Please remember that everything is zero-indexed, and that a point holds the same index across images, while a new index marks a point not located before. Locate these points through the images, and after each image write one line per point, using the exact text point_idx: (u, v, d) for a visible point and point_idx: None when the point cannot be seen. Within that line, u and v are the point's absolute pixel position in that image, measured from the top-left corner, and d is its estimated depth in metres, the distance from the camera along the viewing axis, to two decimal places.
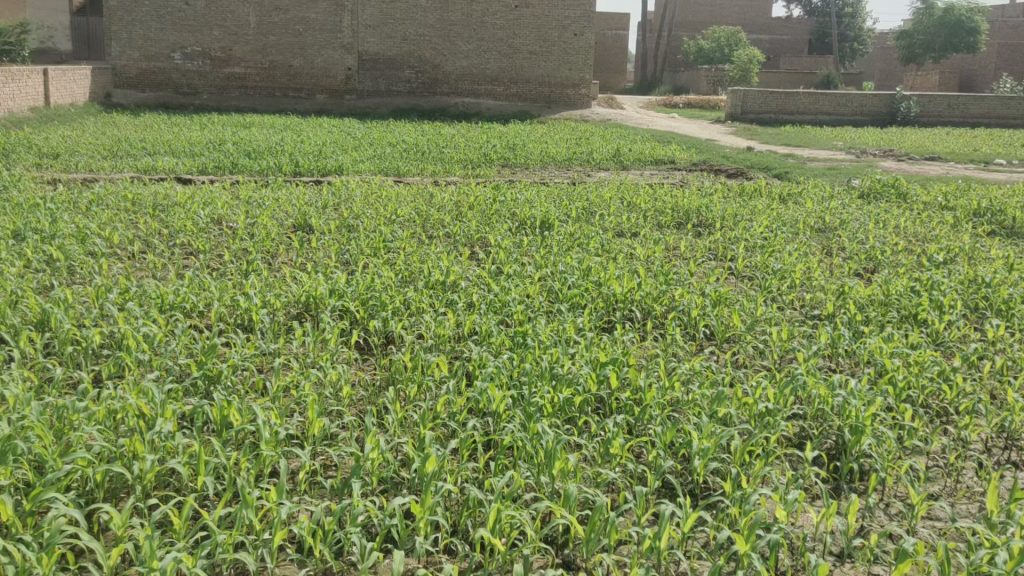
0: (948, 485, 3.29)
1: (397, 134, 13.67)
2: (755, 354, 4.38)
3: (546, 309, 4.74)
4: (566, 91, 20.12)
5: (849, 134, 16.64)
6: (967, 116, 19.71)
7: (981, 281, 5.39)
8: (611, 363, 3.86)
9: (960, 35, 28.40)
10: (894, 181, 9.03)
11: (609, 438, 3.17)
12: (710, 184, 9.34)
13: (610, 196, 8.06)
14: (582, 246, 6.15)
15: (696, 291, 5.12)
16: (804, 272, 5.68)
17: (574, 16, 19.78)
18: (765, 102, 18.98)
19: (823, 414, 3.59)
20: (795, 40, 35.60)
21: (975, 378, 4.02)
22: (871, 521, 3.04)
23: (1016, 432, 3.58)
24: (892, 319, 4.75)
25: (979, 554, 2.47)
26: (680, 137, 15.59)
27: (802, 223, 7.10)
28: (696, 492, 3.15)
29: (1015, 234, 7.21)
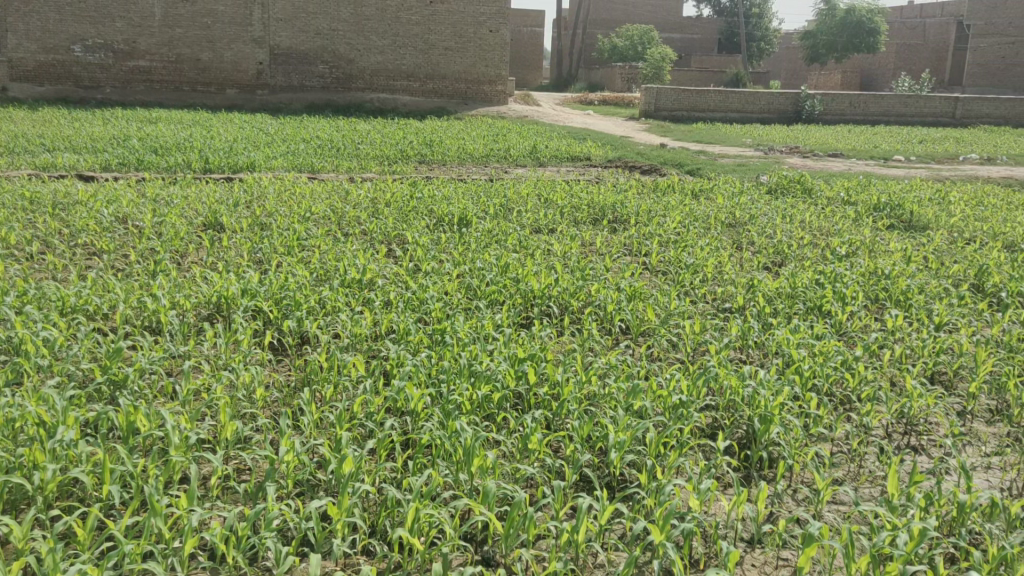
0: (852, 470, 3.42)
1: (311, 130, 13.44)
2: (669, 347, 4.46)
3: (464, 306, 4.73)
4: (482, 87, 20.15)
5: (759, 131, 17.12)
6: (868, 114, 20.49)
7: (881, 273, 5.61)
8: (529, 359, 3.88)
9: (861, 36, 29.48)
10: (800, 177, 9.33)
11: (527, 433, 3.17)
12: (625, 180, 9.48)
13: (527, 192, 8.11)
14: (500, 243, 6.16)
15: (611, 286, 5.18)
16: (715, 266, 5.82)
17: (489, 13, 19.83)
18: (678, 100, 19.34)
19: (734, 405, 3.68)
20: (707, 39, 36.36)
21: (877, 366, 4.18)
22: (781, 508, 3.12)
23: (915, 418, 3.74)
24: (799, 312, 4.90)
25: (882, 536, 2.56)
26: (596, 134, 15.74)
27: (713, 218, 7.27)
28: (614, 484, 3.18)
29: (912, 227, 7.54)
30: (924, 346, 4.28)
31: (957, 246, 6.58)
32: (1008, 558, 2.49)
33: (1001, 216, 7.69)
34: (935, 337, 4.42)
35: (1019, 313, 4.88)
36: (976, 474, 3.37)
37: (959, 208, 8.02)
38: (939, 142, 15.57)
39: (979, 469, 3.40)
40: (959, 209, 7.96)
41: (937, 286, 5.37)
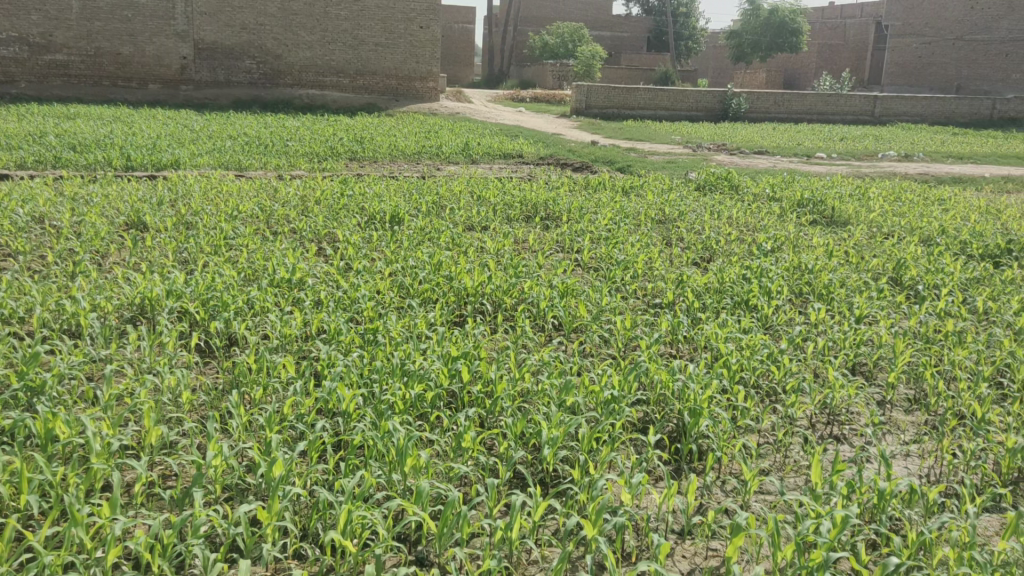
0: (777, 460, 3.51)
1: (237, 127, 13.17)
2: (601, 343, 4.51)
3: (397, 304, 4.70)
4: (413, 83, 20.04)
5: (687, 128, 17.42)
6: (791, 112, 21.02)
7: (804, 268, 5.77)
8: (462, 358, 3.87)
9: (784, 36, 30.19)
10: (727, 174, 9.51)
11: (460, 431, 3.17)
12: (556, 178, 9.54)
13: (461, 189, 8.09)
14: (433, 240, 6.14)
15: (544, 283, 5.21)
16: (645, 263, 5.89)
17: (420, 9, 19.73)
18: (608, 97, 19.51)
19: (665, 399, 3.75)
20: (637, 37, 36.80)
21: (800, 358, 4.30)
22: (710, 499, 3.19)
23: (837, 408, 3.86)
24: (728, 306, 5.00)
25: (807, 524, 2.63)
26: (528, 131, 15.78)
27: (643, 215, 7.36)
28: (546, 481, 3.21)
29: (833, 222, 7.76)
30: (846, 338, 4.41)
31: (876, 241, 6.80)
32: (926, 543, 2.59)
33: (916, 211, 7.99)
34: (855, 329, 4.56)
35: (934, 305, 5.07)
36: (895, 462, 3.49)
37: (878, 204, 8.29)
38: (858, 140, 16.08)
39: (898, 456, 3.53)
40: (877, 205, 8.23)
41: (858, 280, 5.54)
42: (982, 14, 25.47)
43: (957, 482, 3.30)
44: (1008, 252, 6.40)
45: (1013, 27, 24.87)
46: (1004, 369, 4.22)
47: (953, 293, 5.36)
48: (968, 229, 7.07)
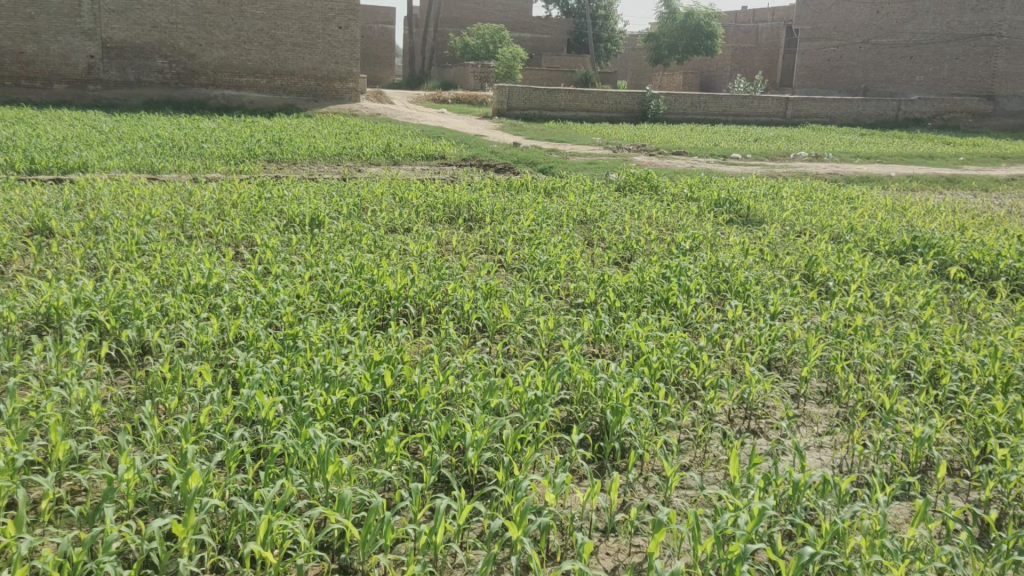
0: (697, 455, 3.59)
1: (148, 128, 12.77)
2: (524, 343, 4.53)
3: (317, 309, 4.63)
4: (333, 84, 19.77)
5: (607, 130, 17.63)
6: (708, 113, 21.47)
7: (722, 266, 5.90)
8: (385, 361, 3.83)
9: (699, 39, 30.85)
10: (647, 174, 9.66)
11: (383, 436, 3.14)
12: (479, 179, 9.53)
13: (382, 191, 8.02)
14: (355, 243, 6.06)
15: (467, 285, 5.19)
16: (568, 263, 5.94)
17: (338, 9, 19.50)
18: (529, 99, 19.62)
19: (588, 398, 3.79)
20: (557, 39, 37.11)
21: (719, 355, 4.40)
22: (633, 497, 3.24)
23: (754, 403, 3.96)
24: (648, 305, 5.08)
25: (725, 518, 2.69)
26: (449, 132, 15.73)
27: (565, 216, 7.42)
28: (471, 483, 3.21)
29: (749, 222, 7.96)
30: (761, 335, 4.53)
31: (790, 239, 6.99)
32: (839, 532, 2.67)
33: (827, 210, 8.25)
34: (770, 324, 4.69)
35: (845, 300, 5.25)
36: (809, 453, 3.60)
37: (791, 203, 8.53)
38: (771, 141, 16.51)
39: (812, 448, 3.65)
40: (790, 204, 8.47)
41: (773, 278, 5.69)
42: (887, 19, 26.20)
43: (867, 472, 3.42)
44: (913, 248, 6.64)
45: (916, 29, 25.23)
46: (910, 361, 4.38)
47: (863, 289, 5.55)
48: (876, 226, 7.33)
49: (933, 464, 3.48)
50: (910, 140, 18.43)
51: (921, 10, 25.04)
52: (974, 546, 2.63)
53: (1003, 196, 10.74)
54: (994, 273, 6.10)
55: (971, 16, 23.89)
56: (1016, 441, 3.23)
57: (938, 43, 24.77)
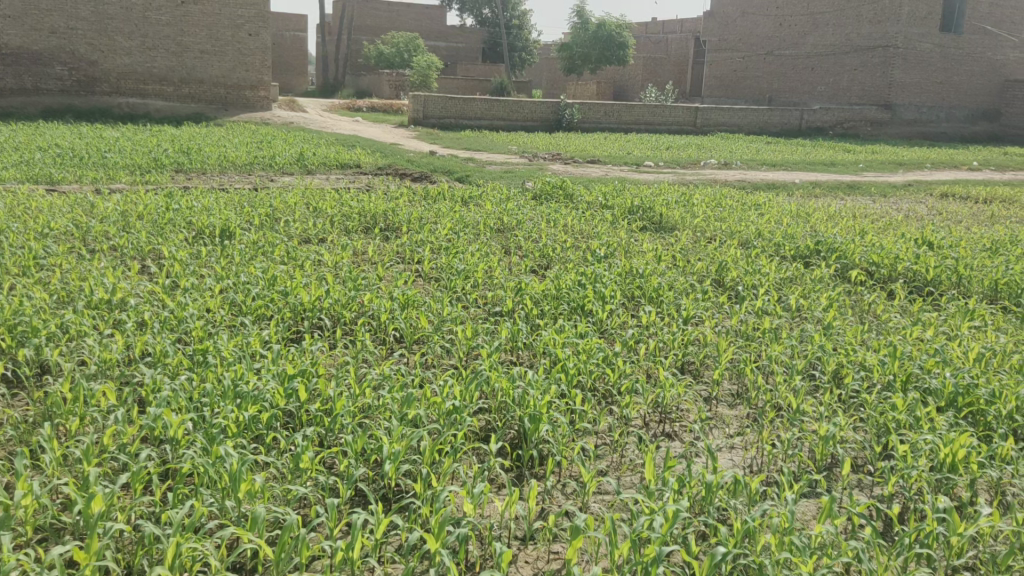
0: (614, 460, 3.64)
1: (47, 137, 12.27)
2: (442, 353, 4.52)
3: (228, 323, 4.52)
4: (243, 92, 19.35)
5: (522, 138, 17.74)
6: (621, 122, 21.82)
7: (635, 272, 6.00)
8: (299, 375, 3.75)
9: (612, 49, 31.35)
10: (561, 183, 9.77)
11: (298, 452, 3.08)
12: (395, 188, 9.45)
13: (295, 201, 7.88)
14: (267, 255, 5.94)
15: (384, 295, 5.13)
16: (485, 271, 5.94)
17: (248, 15, 19.10)
18: (445, 107, 19.59)
19: (506, 406, 3.80)
20: (472, 48, 37.19)
21: (634, 360, 4.46)
22: (551, 503, 3.26)
23: (668, 407, 4.04)
24: (564, 312, 5.13)
25: (640, 520, 2.73)
26: (364, 141, 15.58)
27: (482, 225, 7.44)
28: (388, 496, 3.18)
29: (662, 228, 8.14)
30: (674, 339, 4.62)
31: (700, 245, 7.16)
32: (750, 531, 2.74)
33: (736, 216, 8.46)
34: (683, 329, 4.78)
35: (753, 304, 5.39)
36: (721, 455, 3.69)
37: (701, 210, 8.74)
38: (682, 149, 16.91)
39: (724, 449, 3.73)
40: (700, 211, 8.68)
41: (685, 283, 5.82)
42: (789, 31, 27.13)
43: (776, 471, 3.53)
44: (817, 252, 6.88)
45: (818, 41, 26.16)
46: (815, 362, 4.53)
47: (770, 292, 5.72)
48: (782, 231, 7.57)
49: (839, 461, 3.60)
50: (813, 147, 19.12)
51: (821, 23, 25.98)
52: (878, 539, 2.72)
53: (899, 201, 11.28)
54: (891, 275, 6.38)
55: (870, 29, 24.38)
56: (915, 437, 3.36)
57: (839, 53, 25.45)
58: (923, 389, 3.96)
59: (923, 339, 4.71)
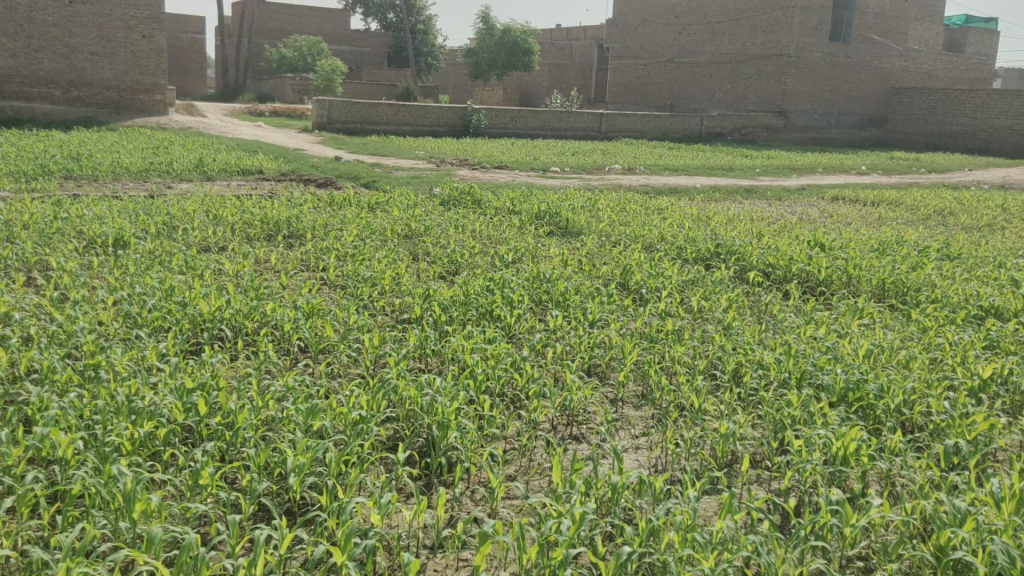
0: (523, 464, 3.67)
1: None
2: (349, 363, 4.46)
3: (122, 335, 4.36)
4: (138, 95, 18.67)
5: (430, 144, 17.70)
6: (528, 127, 21.97)
7: (542, 277, 6.05)
8: (198, 390, 3.63)
9: (517, 55, 31.57)
10: (470, 189, 9.77)
11: (197, 468, 2.99)
12: (299, 195, 9.26)
13: (193, 208, 7.64)
14: (164, 264, 5.74)
15: (287, 304, 5.02)
16: (392, 278, 5.89)
17: (141, 16, 18.41)
18: (350, 112, 19.37)
19: (414, 414, 3.77)
20: (376, 52, 36.85)
21: (541, 363, 4.50)
22: (460, 511, 3.26)
23: (574, 410, 4.09)
24: (473, 318, 5.13)
25: (548, 524, 2.74)
26: (267, 146, 15.25)
27: (389, 231, 7.38)
28: (294, 510, 3.12)
29: (568, 233, 8.24)
30: (581, 342, 4.69)
31: (606, 249, 7.27)
32: (654, 529, 2.79)
33: (640, 221, 8.64)
34: (589, 333, 4.85)
35: (657, 306, 5.51)
36: (627, 455, 3.75)
37: (606, 215, 8.90)
38: (588, 155, 17.13)
39: (630, 450, 3.80)
40: (606, 215, 8.83)
41: (591, 287, 5.90)
42: (689, 39, 27.86)
43: (680, 468, 3.61)
44: (717, 254, 7.08)
45: (715, 50, 26.97)
46: (716, 362, 4.65)
47: (673, 295, 5.86)
48: (684, 235, 7.76)
49: (738, 458, 3.71)
50: (713, 153, 19.68)
51: (718, 32, 26.81)
52: (775, 533, 2.80)
53: (793, 204, 11.72)
54: (787, 276, 6.61)
55: (764, 38, 25.28)
56: (809, 432, 3.48)
57: (735, 62, 26.31)
58: (816, 385, 4.11)
59: (817, 338, 4.89)
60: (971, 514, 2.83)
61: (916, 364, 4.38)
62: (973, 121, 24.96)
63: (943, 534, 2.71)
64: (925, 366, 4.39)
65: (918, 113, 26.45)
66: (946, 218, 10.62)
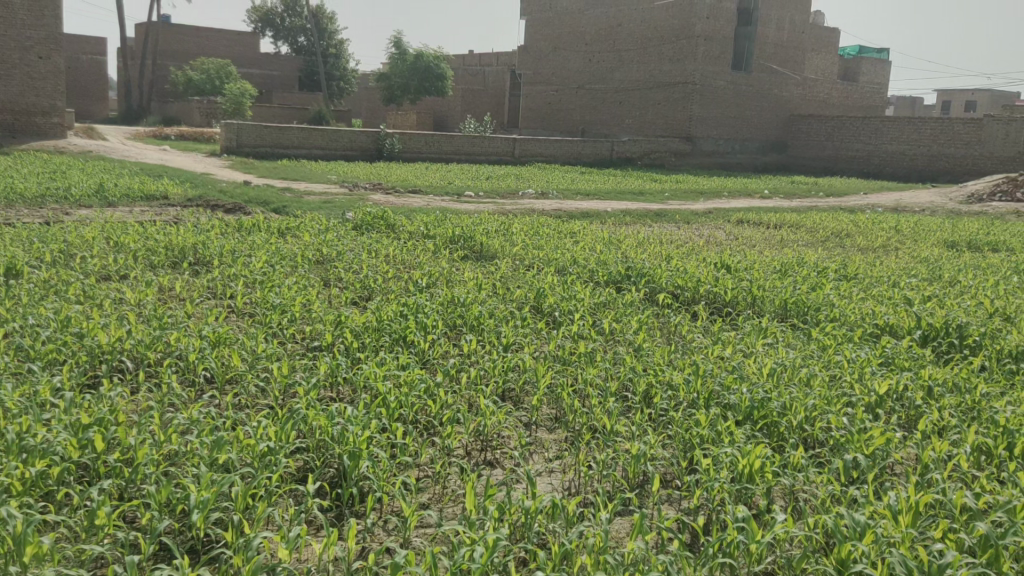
0: (436, 492, 3.63)
1: None
2: (257, 393, 4.33)
3: (14, 369, 4.15)
4: (34, 118, 17.96)
5: (343, 168, 17.51)
6: (442, 152, 21.97)
7: (457, 301, 6.04)
8: (95, 425, 3.47)
9: (430, 80, 31.65)
10: (382, 214, 9.71)
11: (93, 507, 2.86)
12: (206, 220, 9.02)
13: (92, 235, 7.36)
14: (60, 294, 5.51)
15: (193, 333, 4.87)
16: (302, 304, 5.79)
17: (38, 37, 17.74)
18: (260, 136, 19.05)
19: (324, 444, 3.68)
20: (287, 76, 36.42)
21: (455, 389, 4.46)
22: (372, 542, 3.20)
23: (489, 435, 4.06)
24: (386, 344, 5.06)
25: (461, 552, 2.72)
26: (171, 170, 14.80)
27: (300, 256, 7.27)
28: (197, 548, 3.01)
29: (482, 257, 8.27)
30: (495, 366, 4.68)
31: (519, 273, 7.32)
32: (567, 553, 2.79)
33: (552, 244, 8.72)
34: (503, 356, 4.85)
35: (569, 329, 5.56)
36: (540, 479, 3.77)
37: (520, 238, 8.96)
38: (501, 179, 17.21)
39: (543, 473, 3.82)
40: (519, 239, 8.88)
41: (504, 310, 5.92)
42: (599, 66, 28.46)
43: (593, 491, 3.63)
44: (627, 277, 7.21)
45: (624, 77, 27.62)
46: (627, 384, 4.71)
47: (585, 317, 5.92)
48: (596, 258, 7.88)
49: (650, 478, 3.75)
50: (624, 177, 20.04)
51: (627, 59, 27.48)
52: (684, 552, 2.85)
53: (700, 228, 12.05)
54: (695, 298, 6.78)
55: (670, 66, 26.01)
56: (717, 451, 3.55)
57: (644, 89, 26.96)
58: (723, 405, 4.21)
59: (723, 358, 5.02)
60: (871, 527, 2.93)
61: (816, 381, 4.53)
62: (867, 146, 26.19)
63: (844, 548, 2.80)
64: (825, 383, 4.54)
65: (816, 139, 27.60)
66: (843, 239, 11.08)
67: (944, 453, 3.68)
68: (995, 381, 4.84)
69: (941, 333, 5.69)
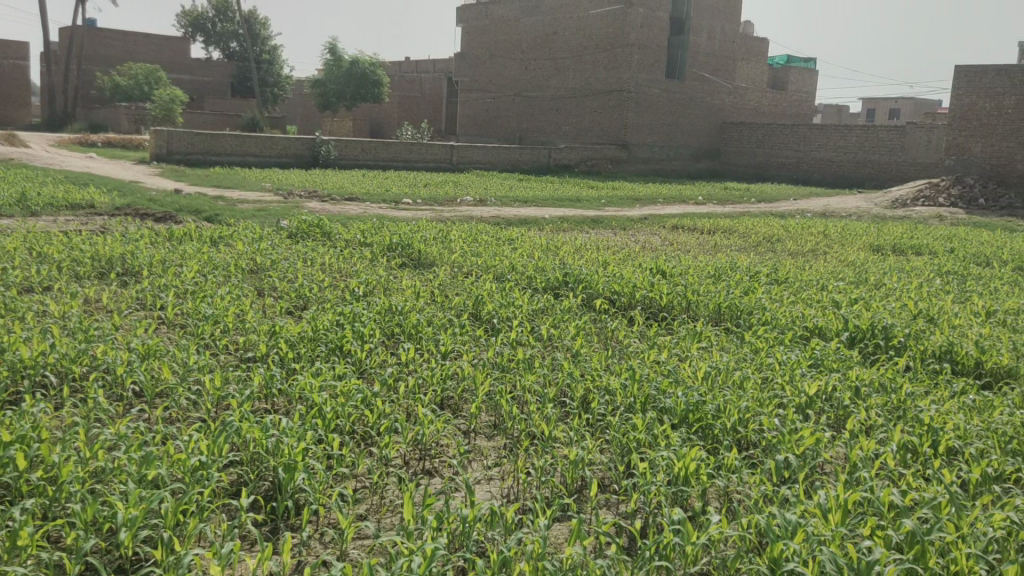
0: (374, 503, 3.60)
1: None
2: (189, 406, 4.23)
3: None
4: None
5: (277, 175, 17.23)
6: (378, 159, 21.79)
7: (394, 310, 5.99)
8: (17, 442, 3.34)
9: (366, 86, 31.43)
10: (318, 222, 9.59)
11: (14, 528, 2.75)
12: (135, 229, 8.79)
13: (14, 246, 7.10)
14: None
15: (120, 346, 4.73)
16: (236, 314, 5.68)
17: None
18: (191, 143, 18.68)
19: (258, 457, 3.61)
20: (219, 82, 35.81)
21: (392, 399, 4.41)
22: (308, 555, 3.15)
23: (427, 444, 4.03)
24: (321, 354, 5.00)
25: (398, 563, 2.69)
26: (97, 178, 14.34)
27: (233, 266, 7.12)
28: (126, 567, 2.92)
29: (420, 265, 8.22)
30: (433, 375, 4.65)
31: (457, 280, 7.29)
32: (506, 560, 2.79)
33: (490, 251, 8.70)
34: (442, 364, 4.82)
35: (508, 336, 5.56)
36: (479, 487, 3.76)
37: (458, 245, 8.94)
38: (439, 186, 17.14)
39: (482, 481, 3.81)
40: (457, 246, 8.86)
41: (442, 318, 5.89)
42: (535, 73, 28.63)
43: (531, 497, 3.63)
44: (565, 283, 7.26)
45: (560, 84, 27.84)
46: (565, 389, 4.73)
47: (523, 323, 5.94)
48: (533, 264, 7.90)
49: (588, 483, 3.77)
50: (561, 184, 20.16)
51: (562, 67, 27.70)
52: (621, 555, 2.87)
53: (637, 233, 12.20)
54: (631, 303, 6.85)
55: (605, 74, 26.30)
56: (653, 454, 3.58)
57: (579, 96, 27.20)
58: (659, 409, 4.25)
59: (659, 362, 5.08)
60: (802, 525, 2.99)
61: (749, 383, 4.61)
62: (797, 153, 26.86)
63: (776, 547, 2.84)
64: (757, 385, 4.63)
65: (747, 146, 28.19)
66: (775, 244, 11.35)
67: (871, 452, 3.78)
68: (919, 381, 4.99)
69: (868, 334, 5.86)
